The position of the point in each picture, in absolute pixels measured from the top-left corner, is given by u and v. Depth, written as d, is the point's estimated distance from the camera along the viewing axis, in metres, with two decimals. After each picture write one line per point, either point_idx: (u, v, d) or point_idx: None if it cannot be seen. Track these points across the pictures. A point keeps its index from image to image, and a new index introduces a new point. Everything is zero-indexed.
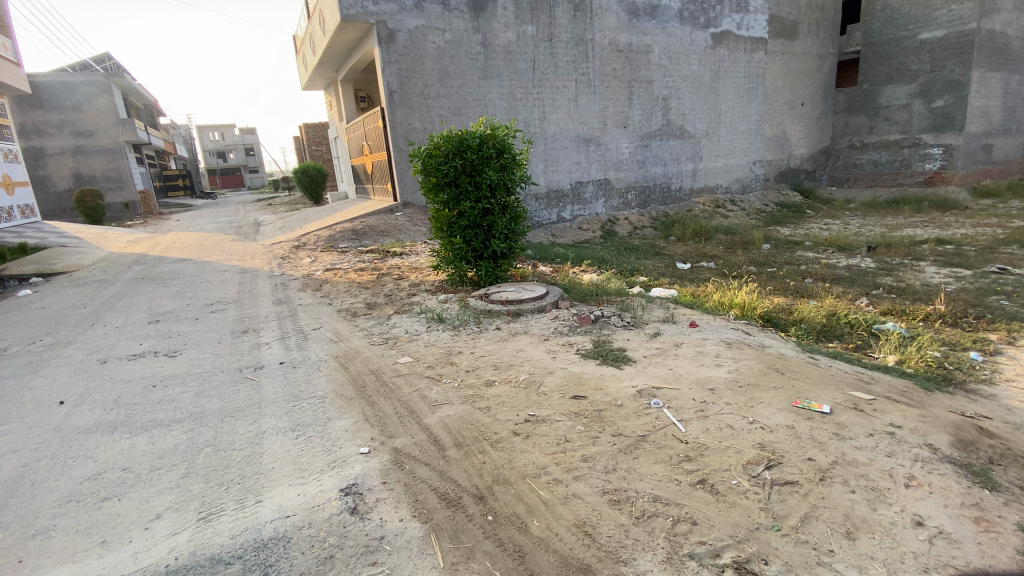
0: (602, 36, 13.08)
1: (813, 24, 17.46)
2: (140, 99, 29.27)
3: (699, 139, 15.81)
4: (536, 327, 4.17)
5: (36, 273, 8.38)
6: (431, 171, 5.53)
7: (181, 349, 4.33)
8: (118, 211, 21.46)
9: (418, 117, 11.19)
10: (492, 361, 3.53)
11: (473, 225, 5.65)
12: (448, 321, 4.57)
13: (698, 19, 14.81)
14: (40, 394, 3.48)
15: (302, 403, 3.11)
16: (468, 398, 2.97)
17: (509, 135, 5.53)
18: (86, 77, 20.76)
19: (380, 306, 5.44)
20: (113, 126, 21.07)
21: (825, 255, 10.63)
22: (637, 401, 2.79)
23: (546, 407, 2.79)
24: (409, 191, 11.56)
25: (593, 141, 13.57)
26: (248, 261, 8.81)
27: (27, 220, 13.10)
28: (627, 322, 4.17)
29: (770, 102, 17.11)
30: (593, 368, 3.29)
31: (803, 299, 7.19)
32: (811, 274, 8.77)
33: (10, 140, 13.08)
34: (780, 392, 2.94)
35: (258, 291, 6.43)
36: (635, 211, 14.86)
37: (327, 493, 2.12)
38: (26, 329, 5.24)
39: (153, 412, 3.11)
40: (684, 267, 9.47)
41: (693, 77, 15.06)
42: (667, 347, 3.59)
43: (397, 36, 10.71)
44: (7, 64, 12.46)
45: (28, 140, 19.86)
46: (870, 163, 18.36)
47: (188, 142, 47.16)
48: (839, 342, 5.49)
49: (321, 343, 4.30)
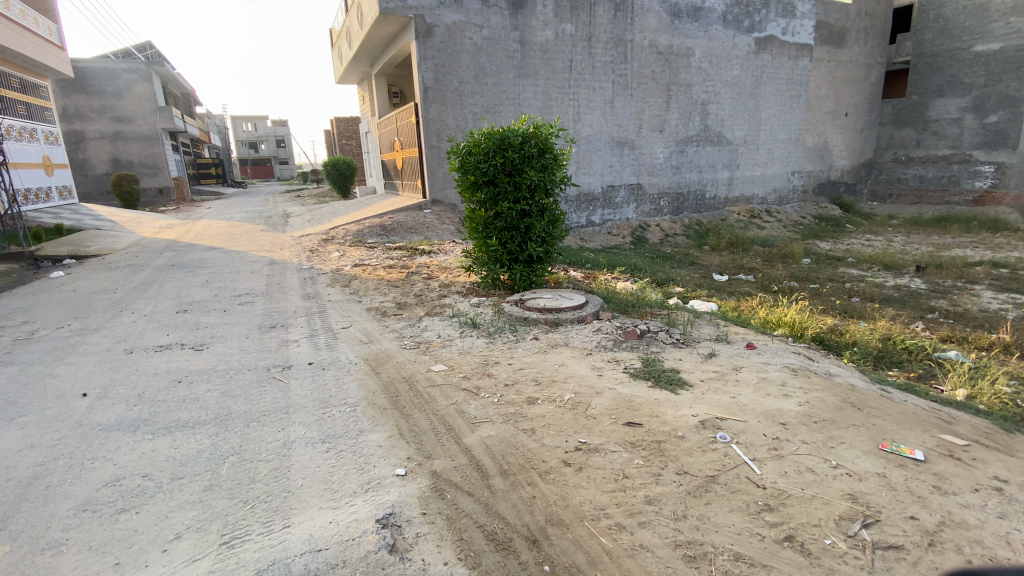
0: (642, 37, 12.73)
1: (861, 32, 16.78)
2: (178, 88, 29.91)
3: (737, 146, 15.29)
4: (577, 339, 3.89)
5: (69, 254, 8.46)
6: (470, 169, 5.29)
7: (208, 342, 4.19)
8: (153, 197, 21.89)
9: (451, 114, 11.02)
10: (532, 376, 3.27)
11: (510, 227, 5.39)
12: (482, 327, 4.33)
13: (742, 22, 14.32)
14: (63, 383, 3.37)
15: (332, 411, 2.90)
16: (511, 417, 2.72)
17: (553, 133, 5.25)
18: (128, 64, 21.22)
19: (410, 306, 5.25)
20: (151, 113, 21.50)
21: (871, 273, 10.08)
22: (700, 434, 2.51)
23: (598, 434, 2.52)
24: (438, 188, 11.38)
25: (627, 145, 13.22)
26: (277, 252, 8.74)
27: (65, 201, 13.36)
28: (677, 340, 3.87)
29: (813, 110, 16.49)
30: (645, 391, 3.00)
31: (852, 319, 6.76)
32: (858, 293, 8.29)
33: (53, 123, 13.37)
34: (861, 431, 2.63)
35: (286, 284, 6.31)
36: (667, 217, 14.45)
37: (362, 523, 1.89)
38: (55, 312, 5.20)
39: (177, 411, 2.95)
40: (722, 279, 9.09)
41: (734, 82, 14.58)
42: (725, 371, 3.28)
43: (435, 31, 10.56)
44: (52, 48, 12.72)
45: (69, 124, 20.35)
46: (915, 178, 17.59)
47: (223, 131, 48.07)
48: (898, 370, 5.09)
49: (351, 344, 4.12)
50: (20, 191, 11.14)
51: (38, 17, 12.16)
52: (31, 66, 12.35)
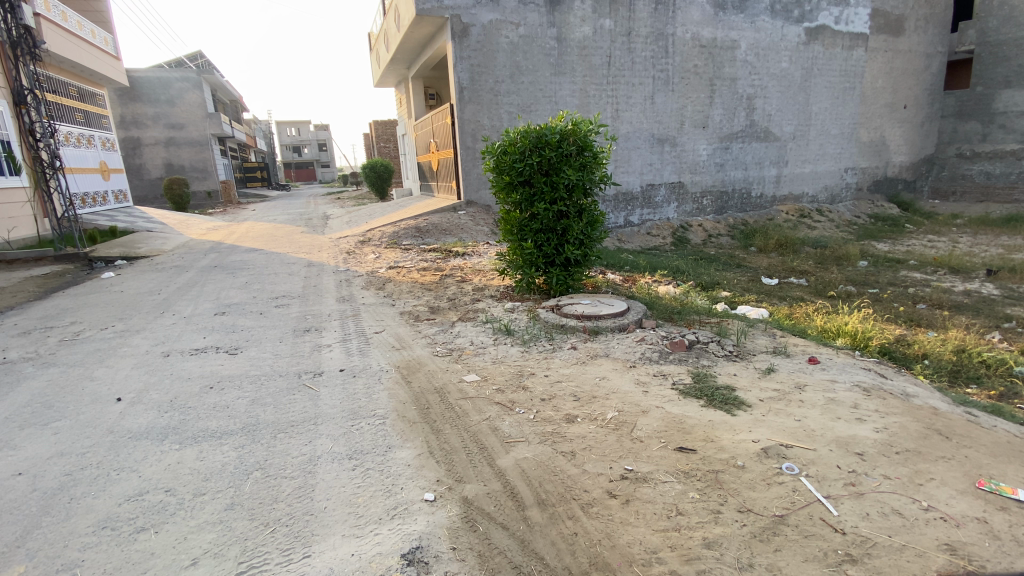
0: (684, 30, 12.25)
1: (922, 19, 15.66)
2: (227, 95, 31.18)
3: (785, 142, 14.54)
4: (618, 349, 3.64)
5: (121, 255, 8.82)
6: (505, 169, 5.10)
7: (242, 346, 4.16)
8: (202, 199, 22.81)
9: (487, 114, 10.90)
10: (571, 390, 3.04)
11: (547, 228, 5.16)
12: (517, 334, 4.13)
13: (792, 12, 13.61)
14: (100, 387, 3.39)
15: (361, 423, 2.77)
16: (549, 437, 2.51)
17: (592, 130, 4.98)
18: (180, 73, 22.16)
19: (443, 310, 5.11)
20: (201, 119, 22.42)
21: (936, 277, 9.32)
22: (763, 464, 2.25)
23: (646, 460, 2.30)
24: (473, 189, 11.26)
25: (668, 142, 12.76)
26: (314, 254, 8.83)
27: (120, 204, 14.02)
28: (730, 352, 3.57)
29: (869, 103, 15.49)
30: (697, 412, 2.74)
31: (920, 329, 6.18)
32: (924, 299, 7.63)
33: (109, 129, 14.04)
34: (953, 465, 2.28)
35: (322, 287, 6.31)
36: (710, 217, 13.88)
37: (386, 558, 1.73)
38: (102, 314, 5.34)
39: (205, 419, 2.89)
40: (771, 282, 8.61)
41: (782, 75, 13.87)
42: (787, 390, 2.98)
43: (471, 31, 10.45)
44: (107, 58, 13.34)
45: (127, 131, 21.41)
46: (982, 174, 16.31)
47: (269, 136, 49.85)
48: (975, 387, 4.55)
49: (383, 350, 4.00)
50: (78, 195, 11.73)
51: (94, 28, 12.75)
52: (89, 76, 13.00)
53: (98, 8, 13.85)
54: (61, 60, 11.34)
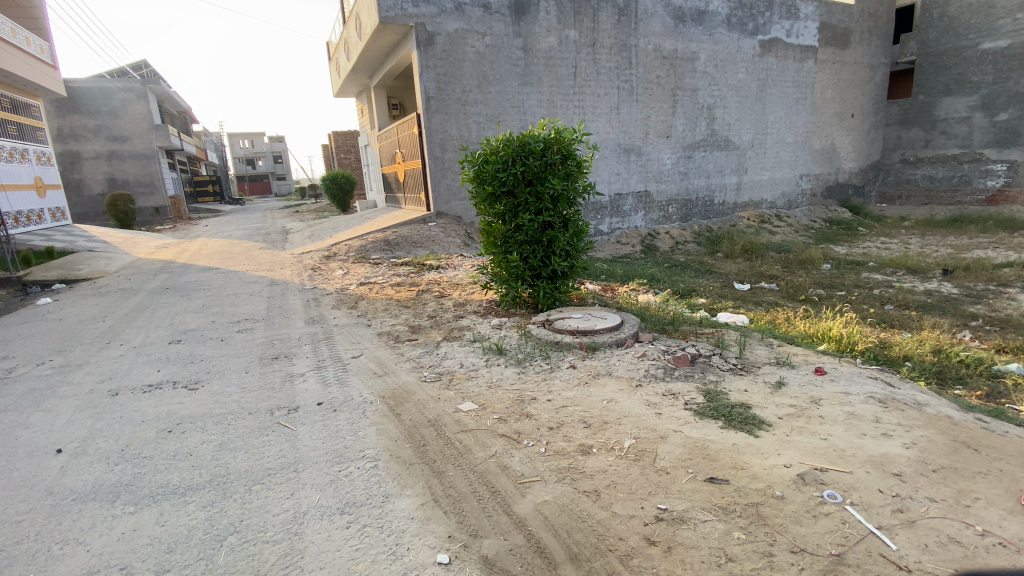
0: (647, 41, 12.41)
1: (864, 33, 16.52)
2: (174, 106, 29.71)
3: (745, 150, 14.94)
4: (620, 367, 3.43)
5: (59, 279, 8.04)
6: (487, 179, 4.88)
7: (203, 380, 3.71)
8: (149, 216, 21.49)
9: (455, 124, 10.66)
10: (579, 416, 2.80)
11: (532, 240, 4.94)
12: (509, 353, 3.88)
13: (747, 25, 14.05)
14: (36, 436, 2.90)
15: (349, 468, 2.44)
16: (566, 474, 2.26)
17: (575, 139, 4.82)
18: (123, 83, 20.92)
19: (424, 329, 4.79)
20: (147, 132, 21.20)
21: (897, 278, 9.66)
22: (803, 493, 2.09)
23: (678, 496, 2.09)
24: (443, 201, 10.94)
25: (634, 151, 12.86)
26: (277, 272, 8.31)
27: (58, 223, 12.94)
28: (735, 366, 3.43)
29: (819, 112, 16.18)
30: (718, 434, 2.56)
31: (894, 331, 6.29)
32: (890, 300, 7.84)
33: (45, 143, 12.99)
34: (992, 480, 2.19)
35: (289, 308, 5.87)
36: (676, 224, 14.05)
37: None
38: (36, 346, 4.74)
39: (165, 471, 2.49)
40: (744, 287, 8.69)
41: (740, 86, 14.27)
42: (804, 406, 2.84)
43: (436, 39, 10.23)
44: (43, 67, 12.36)
45: (64, 144, 20.00)
46: (925, 179, 17.27)
47: (220, 149, 47.88)
48: (961, 388, 4.59)
49: (364, 377, 3.66)
50: (10, 213, 10.73)
51: (29, 35, 11.81)
52: (22, 85, 12.00)
53: (31, 13, 12.86)
54: None
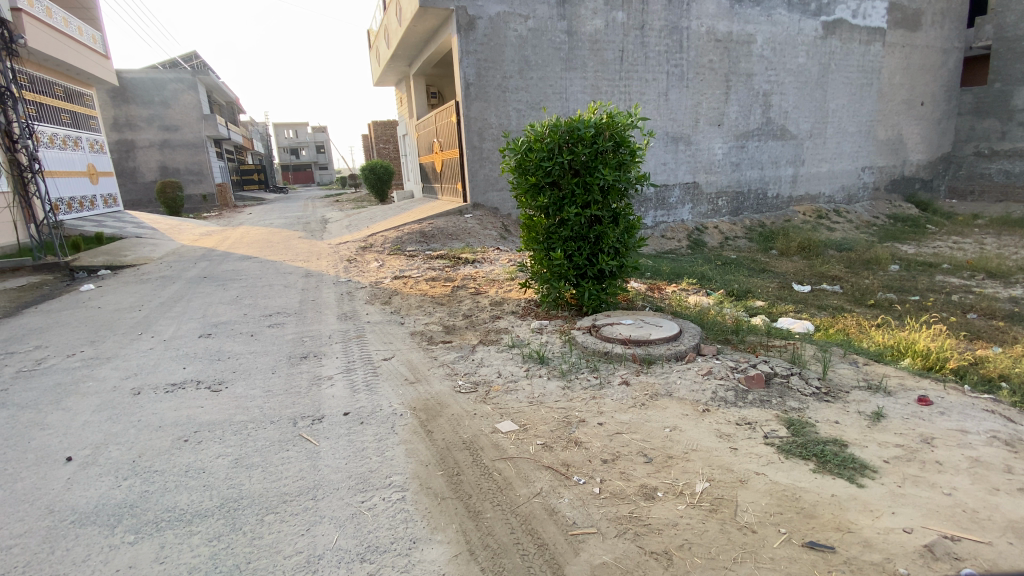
0: (699, 24, 11.64)
1: (939, 13, 15.09)
2: (222, 96, 30.55)
3: (803, 140, 13.93)
4: (681, 387, 3.00)
5: (105, 264, 8.17)
6: (531, 169, 4.47)
7: (227, 381, 3.50)
8: (198, 203, 22.17)
9: (494, 112, 10.26)
10: (638, 447, 2.40)
11: (578, 236, 4.53)
12: (552, 363, 3.49)
13: (809, 5, 13.00)
14: (51, 440, 2.74)
15: (373, 500, 2.12)
16: (628, 527, 1.87)
17: (630, 124, 4.34)
18: (175, 74, 21.52)
19: (459, 330, 4.47)
20: (196, 121, 21.78)
21: (976, 282, 8.70)
22: (934, 572, 1.64)
23: (772, 567, 1.67)
24: (480, 191, 10.59)
25: (682, 140, 12.15)
26: (313, 262, 8.20)
27: (110, 209, 13.37)
28: (819, 390, 2.93)
29: (887, 99, 14.90)
30: (812, 481, 2.12)
31: (984, 344, 5.54)
32: (973, 307, 7.00)
33: (97, 131, 13.41)
34: None
35: (322, 301, 5.67)
36: (725, 219, 13.26)
37: None
38: (73, 335, 4.70)
39: (173, 491, 2.25)
40: (804, 289, 7.99)
41: (799, 70, 13.27)
42: (914, 447, 2.36)
43: (477, 24, 9.83)
44: (96, 56, 12.67)
45: (120, 133, 20.76)
46: (1000, 174, 15.72)
47: (266, 138, 49.02)
48: None
49: (394, 385, 3.35)
50: (63, 199, 11.08)
51: (82, 25, 12.08)
52: (76, 75, 12.35)
53: (85, 4, 13.19)
54: (45, 58, 10.66)
